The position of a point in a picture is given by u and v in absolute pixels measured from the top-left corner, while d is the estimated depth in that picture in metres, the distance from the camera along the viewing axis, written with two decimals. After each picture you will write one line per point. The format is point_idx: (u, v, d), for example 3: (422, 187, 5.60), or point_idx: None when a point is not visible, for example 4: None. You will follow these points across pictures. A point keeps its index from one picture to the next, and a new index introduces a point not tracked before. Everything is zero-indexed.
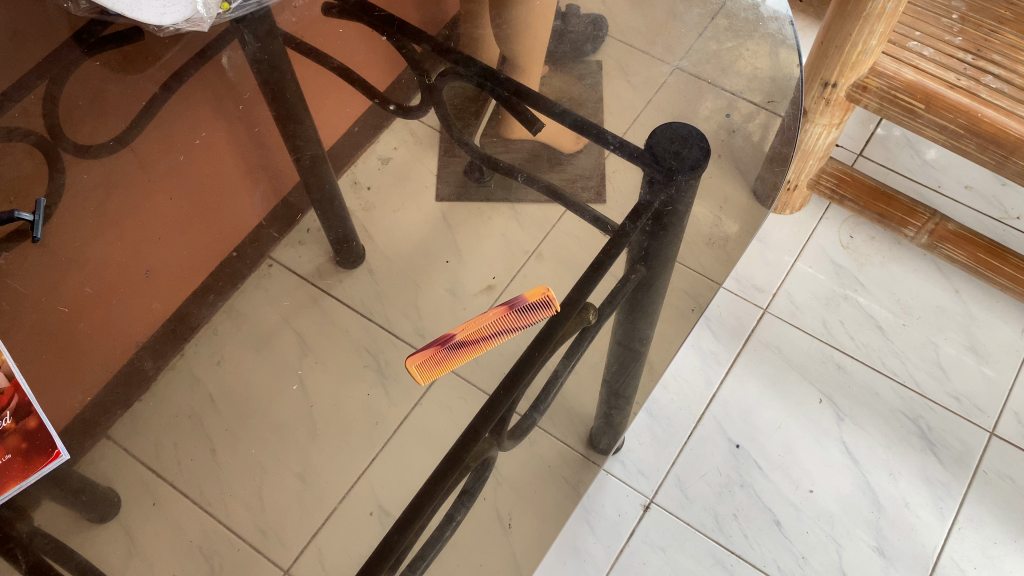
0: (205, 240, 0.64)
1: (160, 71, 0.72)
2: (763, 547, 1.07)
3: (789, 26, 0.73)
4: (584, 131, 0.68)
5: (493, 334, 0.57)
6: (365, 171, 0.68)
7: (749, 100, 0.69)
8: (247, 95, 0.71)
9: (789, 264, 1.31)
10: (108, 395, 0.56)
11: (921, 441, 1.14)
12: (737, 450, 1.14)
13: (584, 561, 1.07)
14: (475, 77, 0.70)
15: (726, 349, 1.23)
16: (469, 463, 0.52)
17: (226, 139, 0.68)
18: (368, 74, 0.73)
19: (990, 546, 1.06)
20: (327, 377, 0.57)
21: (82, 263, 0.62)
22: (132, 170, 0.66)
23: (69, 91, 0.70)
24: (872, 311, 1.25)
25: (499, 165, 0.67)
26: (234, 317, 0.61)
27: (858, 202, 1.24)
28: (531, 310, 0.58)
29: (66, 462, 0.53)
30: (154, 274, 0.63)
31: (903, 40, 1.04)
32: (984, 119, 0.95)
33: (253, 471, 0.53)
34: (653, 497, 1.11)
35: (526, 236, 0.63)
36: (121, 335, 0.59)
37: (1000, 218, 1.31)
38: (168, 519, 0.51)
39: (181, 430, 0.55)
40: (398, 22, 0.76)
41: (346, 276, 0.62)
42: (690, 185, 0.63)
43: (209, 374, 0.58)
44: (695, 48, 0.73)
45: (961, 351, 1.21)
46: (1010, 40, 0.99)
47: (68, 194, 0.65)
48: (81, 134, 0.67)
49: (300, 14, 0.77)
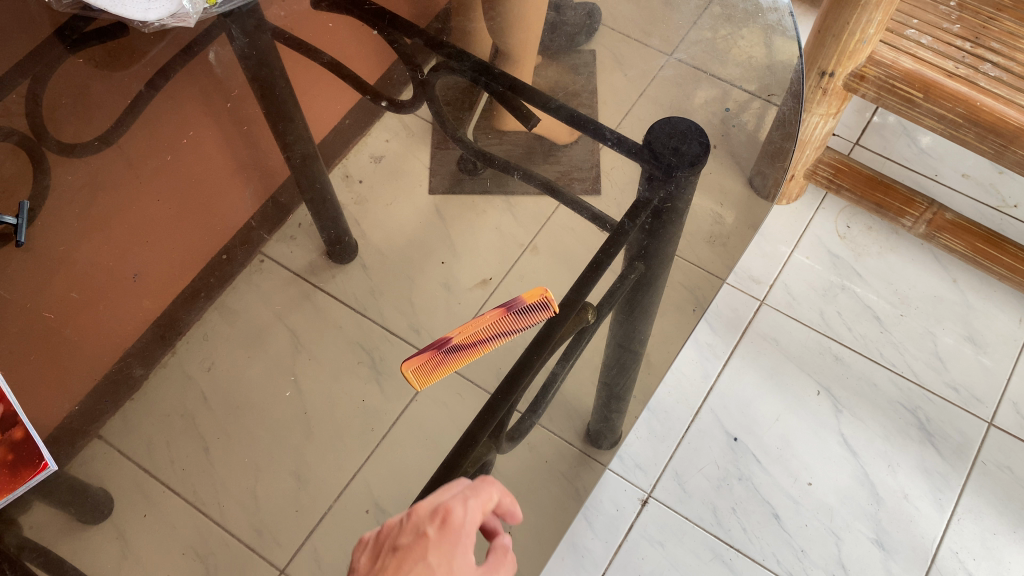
0: (195, 240, 0.63)
1: (146, 68, 0.70)
2: (762, 541, 1.06)
3: (789, 17, 0.70)
4: (581, 126, 0.67)
5: (491, 336, 0.55)
6: (357, 165, 0.67)
7: (744, 89, 0.68)
8: (235, 91, 0.69)
9: (785, 255, 1.28)
10: (96, 402, 0.55)
11: (920, 432, 1.12)
12: (735, 443, 1.13)
13: (582, 558, 1.05)
14: (469, 71, 0.70)
15: (723, 342, 1.21)
16: (467, 469, 0.51)
17: (216, 137, 0.67)
18: (359, 68, 0.71)
19: (990, 537, 1.05)
20: (322, 375, 0.56)
21: (69, 265, 0.61)
22: (119, 170, 0.65)
23: (52, 90, 0.68)
24: (869, 301, 1.23)
25: (493, 160, 0.66)
26: (226, 313, 0.59)
27: (855, 192, 1.23)
28: (530, 312, 0.56)
29: (54, 473, 0.51)
30: (143, 278, 0.61)
31: (900, 27, 1.02)
32: (983, 108, 0.93)
33: (247, 470, 0.52)
34: (651, 492, 1.10)
35: (521, 228, 0.63)
36: (110, 338, 0.58)
37: (997, 206, 1.31)
38: (162, 522, 0.50)
39: (174, 429, 0.54)
40: (389, 16, 0.74)
41: (339, 271, 0.62)
42: (689, 181, 0.62)
43: (200, 373, 0.57)
44: (691, 39, 0.72)
45: (959, 341, 1.19)
46: (1008, 28, 0.98)
47: (52, 195, 0.63)
48: (66, 134, 0.66)
49: (288, 8, 0.75)
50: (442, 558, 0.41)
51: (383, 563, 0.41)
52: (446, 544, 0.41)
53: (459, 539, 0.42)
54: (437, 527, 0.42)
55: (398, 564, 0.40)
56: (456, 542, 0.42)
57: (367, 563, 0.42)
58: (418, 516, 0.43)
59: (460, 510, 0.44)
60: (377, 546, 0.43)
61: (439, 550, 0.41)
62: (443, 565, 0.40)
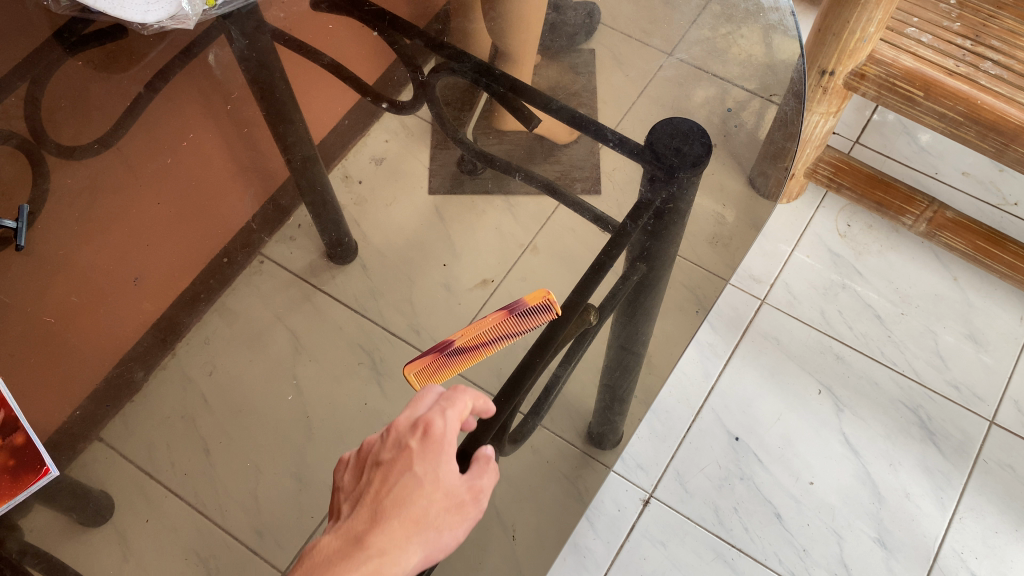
0: (196, 243, 0.62)
1: (145, 70, 0.70)
2: (764, 540, 1.06)
3: (790, 17, 0.69)
4: (582, 127, 0.67)
5: (493, 339, 0.56)
6: (356, 165, 0.67)
7: (743, 88, 0.67)
8: (235, 93, 0.69)
9: (786, 253, 1.28)
10: (97, 407, 0.55)
11: (921, 431, 1.12)
12: (737, 442, 1.12)
13: (583, 558, 1.05)
14: (469, 72, 0.69)
15: (725, 341, 1.20)
16: None
17: (215, 138, 0.67)
18: (358, 69, 0.71)
19: (991, 535, 1.05)
20: (322, 376, 0.56)
21: (69, 269, 0.60)
22: (118, 172, 0.64)
23: (51, 93, 0.68)
24: (870, 300, 1.23)
25: (493, 160, 0.66)
26: (226, 316, 0.59)
27: (856, 190, 1.22)
28: (532, 315, 0.56)
29: (55, 478, 0.51)
30: (143, 281, 0.61)
31: (900, 26, 1.01)
32: (984, 106, 0.93)
33: (248, 472, 0.52)
34: (652, 492, 1.10)
35: (520, 228, 0.63)
36: (110, 341, 0.58)
37: (998, 204, 1.30)
38: (163, 524, 0.50)
39: (175, 431, 0.54)
40: (389, 17, 0.74)
41: (339, 272, 0.61)
42: (690, 182, 0.63)
43: (200, 375, 0.56)
44: (690, 38, 0.72)
45: (960, 339, 1.19)
46: (1008, 26, 0.98)
47: (52, 199, 0.63)
48: (65, 136, 0.65)
49: (288, 9, 0.75)
50: (426, 468, 0.46)
51: (370, 476, 0.46)
52: (428, 456, 0.46)
53: (440, 448, 0.46)
54: (418, 440, 0.46)
55: (385, 476, 0.45)
56: (437, 452, 0.46)
57: (355, 476, 0.47)
58: (399, 432, 0.47)
59: (439, 420, 0.47)
60: (362, 459, 0.48)
61: (423, 461, 0.46)
62: (429, 474, 0.45)
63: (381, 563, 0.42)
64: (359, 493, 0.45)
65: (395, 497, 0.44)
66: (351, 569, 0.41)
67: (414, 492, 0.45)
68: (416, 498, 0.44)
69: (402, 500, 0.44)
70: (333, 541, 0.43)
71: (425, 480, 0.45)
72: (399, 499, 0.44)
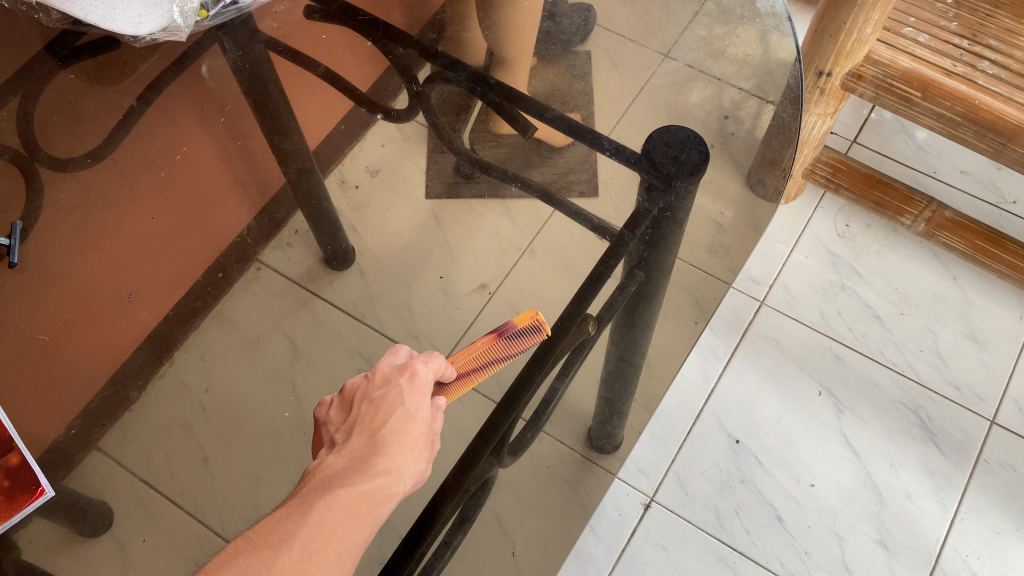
0: (191, 256, 0.62)
1: (137, 82, 0.69)
2: (766, 543, 1.05)
3: (787, 22, 0.69)
4: (578, 135, 0.66)
5: (483, 364, 0.53)
6: (353, 170, 0.67)
7: (738, 89, 0.67)
8: (229, 103, 0.68)
9: (784, 254, 1.27)
10: (91, 425, 0.54)
11: (921, 432, 1.12)
12: (737, 445, 1.12)
13: (585, 563, 1.05)
14: (465, 81, 0.69)
15: (724, 342, 1.20)
16: (469, 487, 0.52)
17: (211, 151, 0.66)
18: (354, 78, 0.71)
19: (993, 536, 1.04)
20: (321, 383, 0.56)
21: (64, 284, 0.60)
22: (111, 187, 0.64)
23: (43, 108, 0.67)
24: (870, 300, 1.22)
25: (490, 168, 0.66)
26: (224, 323, 0.59)
27: (854, 190, 1.22)
28: (522, 337, 0.53)
29: (50, 499, 0.51)
30: (138, 298, 0.60)
31: (897, 27, 1.01)
32: (981, 106, 0.93)
33: (247, 480, 0.52)
34: (653, 496, 1.09)
35: (518, 232, 0.63)
36: (104, 356, 0.57)
37: (997, 202, 1.30)
38: (164, 533, 0.50)
39: (174, 439, 0.54)
40: (383, 25, 0.73)
41: (337, 278, 0.61)
42: (689, 191, 0.62)
43: (198, 382, 0.56)
44: (687, 41, 0.71)
45: (960, 339, 1.19)
46: (1006, 24, 0.97)
47: (45, 215, 0.62)
48: (58, 149, 0.65)
49: (281, 19, 0.74)
50: (416, 403, 0.47)
51: (361, 410, 0.47)
52: (416, 394, 0.47)
53: (425, 390, 0.48)
54: (407, 382, 0.48)
55: (377, 408, 0.46)
56: (424, 392, 0.48)
57: (344, 412, 0.48)
58: (385, 373, 0.49)
59: (422, 365, 0.49)
60: (350, 399, 0.48)
61: (413, 397, 0.47)
62: (419, 410, 0.47)
63: (387, 482, 0.44)
64: (352, 423, 0.47)
65: (391, 426, 0.46)
66: (361, 482, 0.43)
67: (409, 423, 0.46)
68: (411, 428, 0.46)
69: (399, 429, 0.46)
70: (338, 461, 0.45)
71: (416, 413, 0.47)
72: (395, 427, 0.46)
